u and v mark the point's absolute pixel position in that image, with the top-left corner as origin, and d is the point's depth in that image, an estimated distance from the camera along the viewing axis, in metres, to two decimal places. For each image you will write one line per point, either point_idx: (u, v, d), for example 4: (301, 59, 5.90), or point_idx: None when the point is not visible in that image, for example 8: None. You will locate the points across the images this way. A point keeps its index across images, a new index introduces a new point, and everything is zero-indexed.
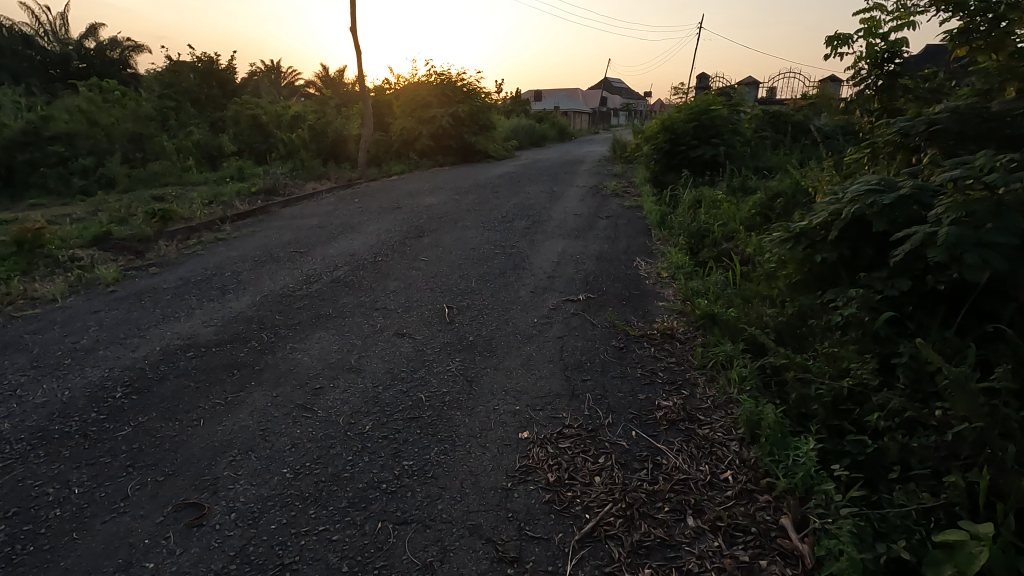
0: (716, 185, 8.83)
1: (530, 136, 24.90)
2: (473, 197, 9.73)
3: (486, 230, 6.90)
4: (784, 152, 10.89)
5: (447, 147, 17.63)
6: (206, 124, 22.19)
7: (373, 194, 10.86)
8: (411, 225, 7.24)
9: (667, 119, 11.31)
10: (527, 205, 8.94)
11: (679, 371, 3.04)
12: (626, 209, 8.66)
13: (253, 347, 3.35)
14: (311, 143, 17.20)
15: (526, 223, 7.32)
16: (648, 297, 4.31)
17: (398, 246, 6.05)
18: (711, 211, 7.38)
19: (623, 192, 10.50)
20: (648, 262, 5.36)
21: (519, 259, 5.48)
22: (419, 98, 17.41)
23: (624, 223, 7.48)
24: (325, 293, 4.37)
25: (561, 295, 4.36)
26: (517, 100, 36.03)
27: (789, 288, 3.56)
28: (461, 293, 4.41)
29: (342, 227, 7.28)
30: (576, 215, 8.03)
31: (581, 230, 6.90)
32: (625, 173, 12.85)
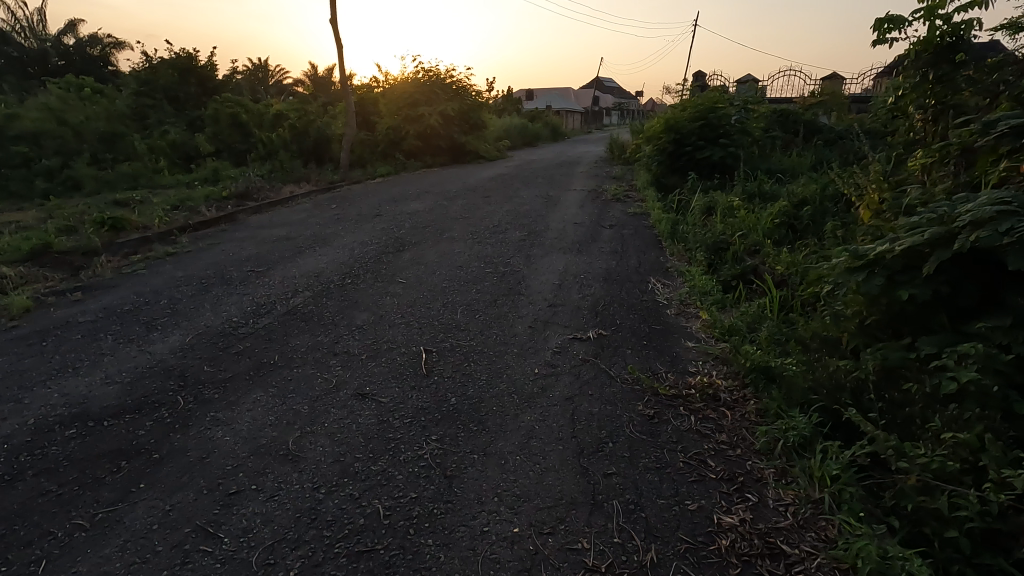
0: (728, 191, 8.07)
1: (522, 136, 24.07)
2: (462, 203, 8.89)
3: (476, 242, 6.09)
4: (796, 153, 10.16)
5: (435, 147, 16.76)
6: (183, 122, 21.13)
7: (352, 199, 9.98)
8: (390, 237, 6.38)
9: (671, 118, 10.54)
10: (521, 212, 8.10)
11: (734, 459, 2.24)
12: (630, 216, 7.88)
13: (161, 417, 2.52)
14: (292, 143, 16.29)
15: (520, 234, 6.50)
16: (675, 334, 3.52)
17: (373, 264, 5.21)
18: (727, 219, 6.62)
19: (624, 197, 9.71)
20: (666, 284, 4.57)
21: (513, 281, 4.66)
22: (405, 96, 16.51)
23: (630, 233, 6.69)
24: (274, 331, 3.52)
25: (567, 332, 3.56)
26: (509, 99, 35.07)
27: (863, 332, 2.80)
28: (444, 330, 3.59)
29: (311, 240, 6.40)
30: (576, 223, 7.22)
31: (583, 243, 6.10)
32: (625, 176, 12.07)
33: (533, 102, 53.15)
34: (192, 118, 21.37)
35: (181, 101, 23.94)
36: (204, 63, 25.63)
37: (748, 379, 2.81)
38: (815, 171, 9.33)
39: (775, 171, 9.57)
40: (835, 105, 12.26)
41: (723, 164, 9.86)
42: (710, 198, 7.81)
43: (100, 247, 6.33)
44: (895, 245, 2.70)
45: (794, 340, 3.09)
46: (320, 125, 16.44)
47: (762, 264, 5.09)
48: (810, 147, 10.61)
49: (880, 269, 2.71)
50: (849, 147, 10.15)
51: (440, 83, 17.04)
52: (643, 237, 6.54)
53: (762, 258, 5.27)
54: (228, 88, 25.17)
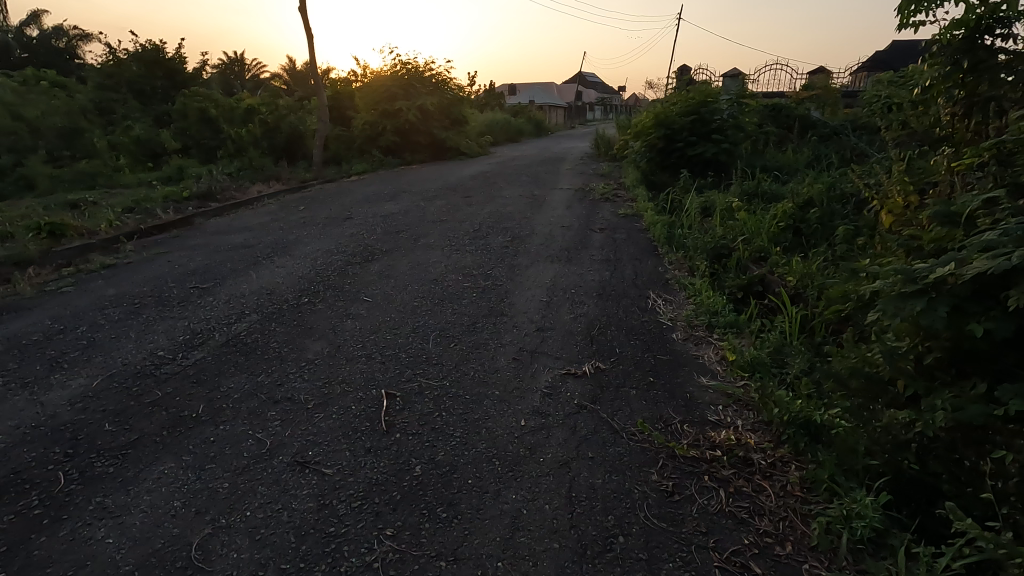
0: (723, 191, 7.59)
1: (505, 132, 23.43)
2: (441, 204, 8.30)
3: (453, 250, 5.51)
4: (791, 149, 9.72)
5: (414, 143, 16.07)
6: (149, 118, 20.13)
7: (323, 200, 9.30)
8: (359, 245, 5.77)
9: (661, 112, 10.03)
10: (504, 214, 7.53)
11: (784, 562, 1.74)
12: (620, 218, 7.36)
13: (30, 505, 1.93)
14: (263, 139, 15.50)
15: (503, 240, 5.93)
16: (685, 367, 3.00)
17: (336, 278, 4.61)
18: (726, 222, 6.13)
19: (613, 196, 9.18)
20: (667, 300, 4.06)
21: (495, 298, 4.10)
22: (382, 90, 15.78)
23: (623, 237, 6.17)
24: (205, 369, 2.92)
25: (559, 365, 3.02)
26: (492, 94, 34.35)
27: (920, 374, 2.30)
28: (412, 364, 3.02)
29: (270, 248, 5.76)
30: (564, 227, 6.68)
31: (572, 250, 5.55)
32: (612, 173, 11.55)
33: (517, 97, 52.45)
34: (158, 113, 20.35)
35: (147, 96, 22.86)
36: (172, 55, 24.51)
37: (783, 433, 2.31)
38: (812, 168, 8.89)
39: (770, 168, 9.12)
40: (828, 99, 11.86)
41: (716, 162, 9.39)
42: (705, 198, 7.31)
43: (32, 258, 5.62)
44: (960, 269, 2.20)
45: (830, 378, 2.58)
46: (292, 120, 15.65)
47: (770, 274, 4.61)
48: (805, 143, 10.18)
49: (942, 297, 2.20)
50: (845, 143, 9.73)
51: (419, 76, 16.33)
52: (637, 242, 6.02)
53: (769, 268, 4.79)
54: (197, 81, 24.11)
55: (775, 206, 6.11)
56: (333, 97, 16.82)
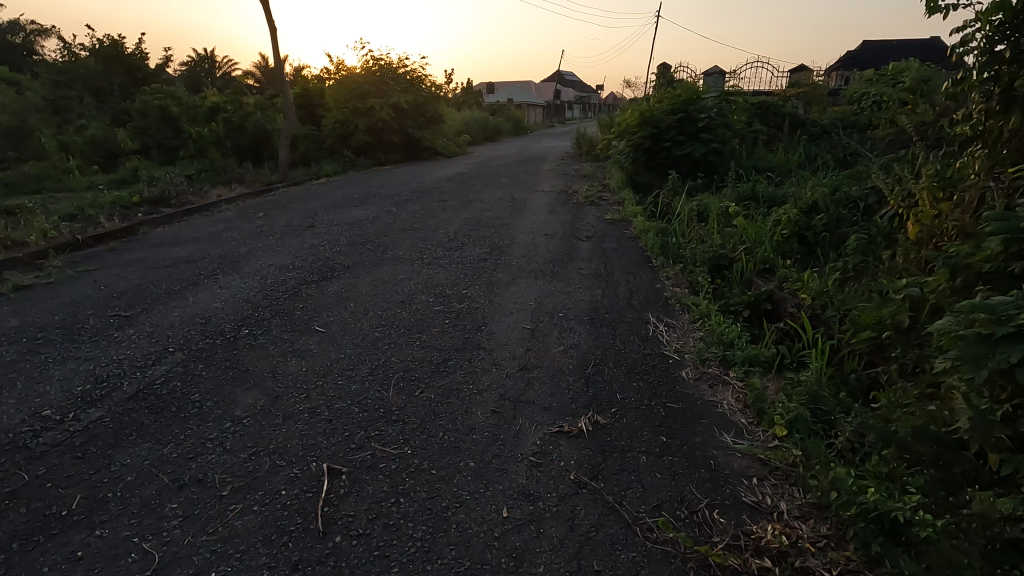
0: (715, 194, 7.12)
1: (483, 131, 22.79)
2: (414, 210, 7.68)
3: (424, 265, 4.91)
4: (781, 149, 9.31)
5: (387, 143, 15.36)
6: (107, 117, 19.04)
7: (285, 204, 8.59)
8: (318, 259, 5.13)
9: (646, 110, 9.53)
10: (481, 220, 6.95)
11: None
12: (607, 224, 6.83)
13: None
14: (227, 139, 14.64)
15: (480, 252, 5.35)
16: (702, 420, 2.47)
17: (286, 301, 3.97)
18: (723, 229, 5.63)
19: (598, 199, 8.66)
20: (670, 326, 3.52)
21: (471, 327, 3.51)
22: (353, 86, 15.02)
23: (612, 246, 5.64)
24: (96, 437, 2.28)
25: (547, 420, 2.45)
26: (469, 92, 33.71)
27: (1015, 444, 1.78)
28: (366, 423, 2.43)
29: (217, 263, 5.09)
30: (547, 234, 6.13)
31: (557, 263, 4.99)
32: (595, 174, 11.04)
33: (495, 96, 51.81)
34: (115, 111, 19.24)
35: (105, 93, 21.69)
36: (132, 51, 23.32)
37: (842, 524, 1.78)
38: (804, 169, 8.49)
39: (761, 169, 8.69)
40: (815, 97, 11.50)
41: (705, 162, 8.93)
42: (695, 202, 6.85)
43: None
44: None
45: (887, 441, 2.07)
46: (258, 119, 14.82)
47: (780, 290, 4.12)
48: (794, 142, 9.79)
49: None
50: (836, 142, 9.36)
51: (391, 72, 15.59)
52: (628, 251, 5.49)
53: (778, 283, 4.29)
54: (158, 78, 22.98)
55: (775, 212, 5.65)
56: (301, 95, 16.00)
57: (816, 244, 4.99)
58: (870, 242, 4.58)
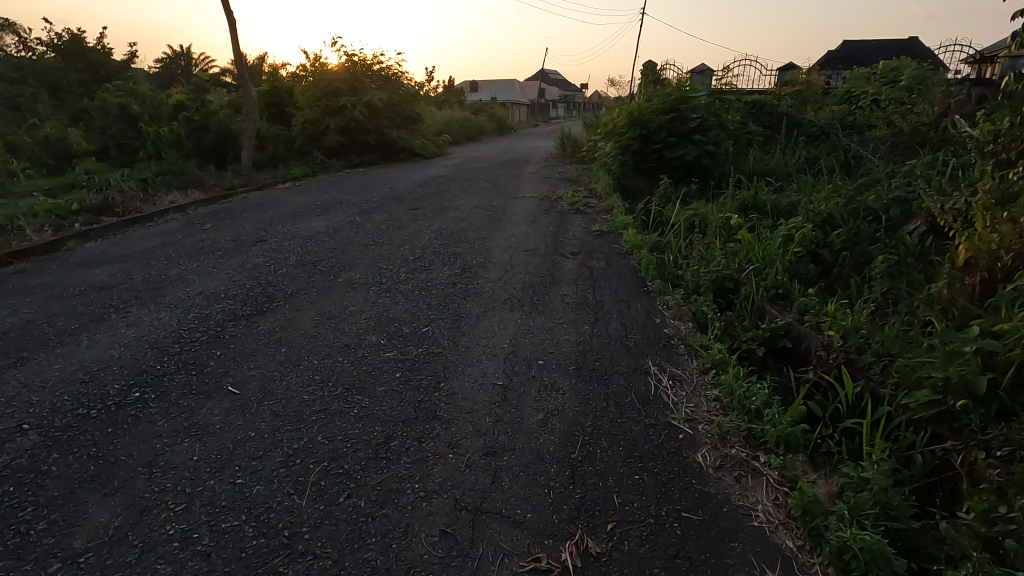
0: (713, 202, 6.49)
1: (464, 130, 22.01)
2: (382, 221, 6.94)
3: (382, 292, 4.18)
4: (778, 151, 8.72)
5: (361, 144, 14.54)
6: (65, 116, 17.96)
7: (240, 213, 7.79)
8: (259, 285, 4.39)
9: (634, 109, 8.87)
10: (454, 232, 6.23)
11: None
12: (595, 236, 6.16)
13: None
14: (189, 140, 13.73)
15: (449, 273, 4.63)
16: (730, 543, 1.80)
17: (204, 346, 3.23)
18: (726, 245, 4.99)
19: (584, 206, 7.99)
20: (675, 378, 2.86)
21: (428, 382, 2.81)
22: (323, 84, 14.16)
23: (600, 265, 4.96)
24: None
25: (518, 549, 1.77)
26: (451, 91, 32.89)
27: None
28: (261, 559, 1.72)
29: (137, 291, 4.32)
30: (527, 249, 5.43)
31: (538, 288, 4.30)
32: (581, 177, 10.36)
33: (478, 94, 51.00)
34: (75, 110, 18.17)
35: (64, 91, 20.57)
36: (95, 46, 22.18)
37: None
38: (804, 175, 7.90)
39: (759, 173, 8.08)
40: (811, 96, 10.93)
41: (698, 166, 8.31)
42: (691, 211, 6.21)
43: None
44: None
45: None
46: (222, 118, 13.91)
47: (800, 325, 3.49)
48: (791, 144, 9.20)
49: None
50: (836, 144, 8.78)
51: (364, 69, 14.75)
52: (619, 270, 4.83)
53: (796, 316, 3.66)
54: (122, 74, 21.85)
55: (783, 225, 5.02)
56: (269, 92, 15.10)
57: (832, 265, 4.37)
58: (898, 265, 3.97)
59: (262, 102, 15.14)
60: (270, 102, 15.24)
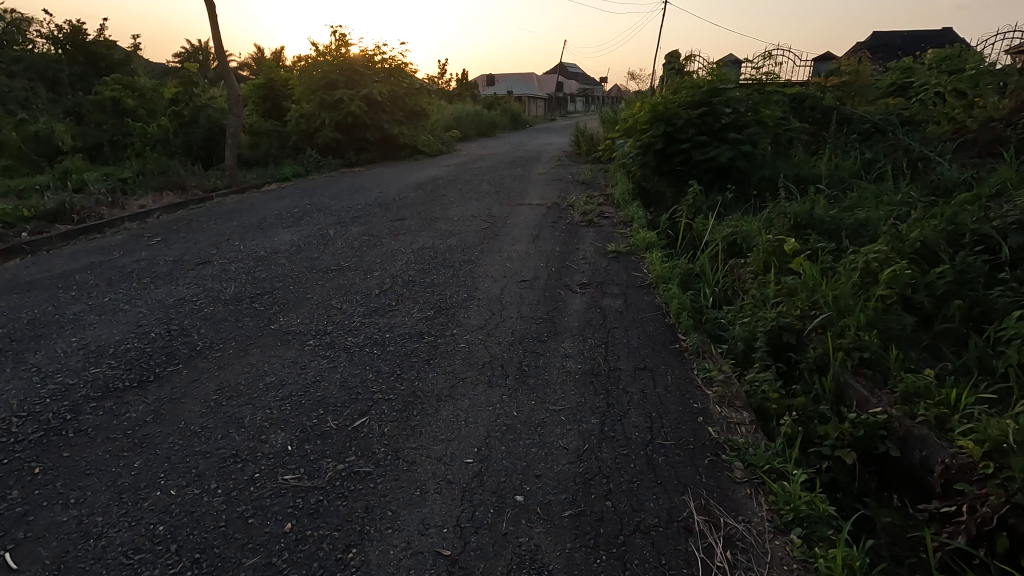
0: (756, 217, 5.33)
1: (474, 125, 20.83)
2: (358, 235, 5.91)
3: (321, 351, 3.11)
4: (827, 152, 7.48)
5: (360, 141, 13.51)
6: (59, 111, 17.22)
7: (202, 222, 6.81)
8: (166, 334, 3.35)
9: (659, 102, 7.66)
10: (440, 251, 5.17)
11: None
12: (611, 258, 5.03)
13: None
14: (176, 136, 12.83)
15: (417, 318, 3.57)
16: None
17: (24, 456, 2.19)
18: (781, 282, 3.85)
19: (598, 216, 6.87)
20: (734, 547, 1.76)
21: (332, 545, 1.76)
22: (319, 76, 13.11)
23: (615, 305, 3.84)
24: None
25: None
26: (464, 84, 31.70)
27: None
28: None
29: (7, 341, 3.31)
30: (525, 279, 4.36)
31: (531, 342, 3.21)
32: (596, 179, 9.21)
33: (495, 87, 49.73)
34: (69, 104, 17.43)
35: (62, 84, 19.84)
36: (94, 38, 21.43)
37: None
38: (861, 181, 6.67)
39: (805, 178, 6.86)
40: (861, 86, 9.57)
41: (733, 168, 7.12)
42: (730, 229, 5.06)
43: None
44: None
45: None
46: (212, 113, 12.99)
47: (910, 425, 2.40)
48: (841, 141, 7.93)
49: None
50: (896, 143, 7.49)
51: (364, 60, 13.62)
52: (641, 310, 3.72)
53: (898, 404, 2.55)
54: (122, 66, 21.08)
55: (857, 254, 3.85)
56: (263, 85, 14.13)
57: (934, 316, 3.22)
58: None
59: (256, 96, 14.19)
60: (265, 96, 14.28)
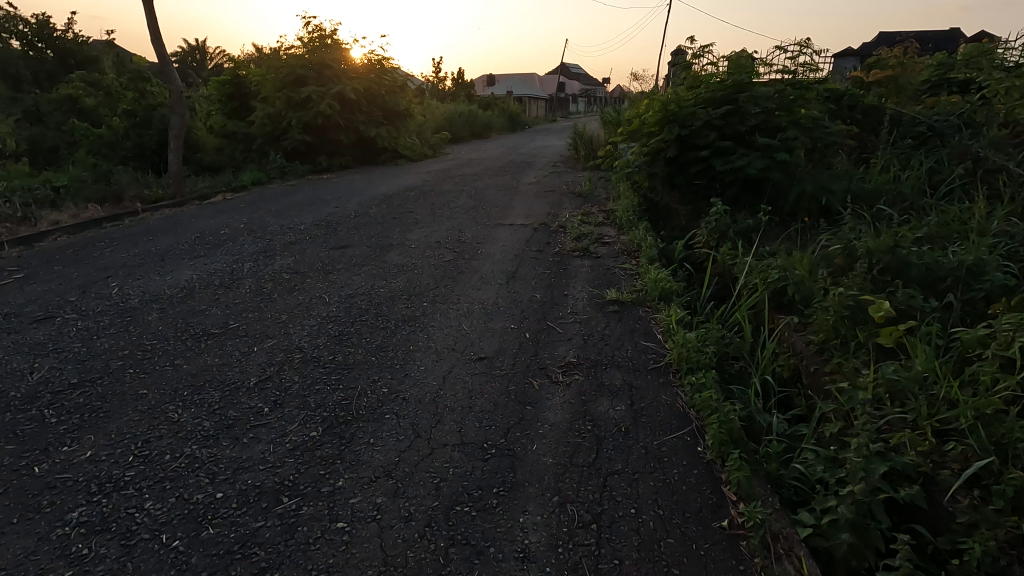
0: (810, 255, 3.92)
1: (466, 126, 19.43)
2: (280, 270, 4.51)
3: (85, 539, 1.72)
4: (878, 161, 6.09)
5: (333, 144, 12.11)
6: (14, 110, 15.85)
7: (99, 248, 5.44)
8: None
9: (671, 99, 6.24)
10: (376, 301, 3.78)
11: None
12: (611, 311, 3.63)
13: None
14: (126, 138, 11.44)
15: (288, 447, 2.18)
16: None
17: None
18: (878, 380, 2.45)
19: (596, 241, 5.48)
20: None
21: None
22: (286, 71, 11.70)
23: (615, 412, 2.45)
24: None
25: None
26: (461, 84, 30.25)
27: None
28: None
29: None
30: (483, 355, 2.97)
31: (461, 517, 1.84)
32: (595, 191, 7.80)
33: (495, 87, 48.34)
34: (26, 104, 16.06)
35: (22, 82, 18.33)
36: (63, 32, 20.06)
37: None
38: (929, 199, 5.26)
39: (857, 194, 5.45)
40: (910, 82, 8.07)
41: (765, 180, 5.73)
42: (775, 273, 3.68)
43: None
44: None
45: None
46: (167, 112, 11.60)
47: None
48: (894, 146, 6.49)
49: None
50: (965, 148, 6.06)
51: (337, 54, 12.16)
52: (657, 427, 2.34)
53: None
54: (94, 64, 19.70)
55: (995, 332, 2.47)
56: (228, 82, 12.75)
57: None
58: None
59: (220, 93, 12.81)
60: (230, 93, 12.91)
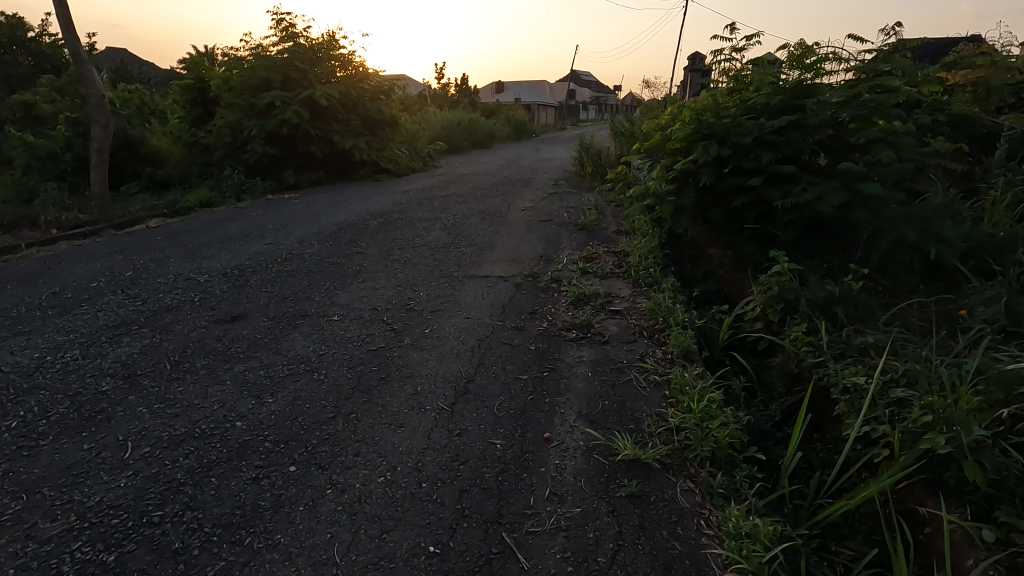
0: (974, 380, 2.27)
1: (467, 135, 17.86)
2: (112, 368, 2.92)
3: None
4: (996, 193, 4.39)
5: (303, 156, 10.58)
6: None
7: None
8: None
9: (709, 106, 4.59)
10: (206, 460, 2.14)
11: None
12: (627, 492, 2.00)
13: None
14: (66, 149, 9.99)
15: None
16: None
17: None
18: None
19: (603, 307, 3.85)
20: None
21: None
22: (248, 73, 10.19)
23: None
24: None
25: None
26: (466, 91, 28.71)
27: None
28: None
29: None
30: None
31: None
32: (603, 222, 6.17)
33: (503, 94, 46.82)
34: None
35: None
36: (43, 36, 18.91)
37: None
38: None
39: (979, 243, 3.78)
40: (1007, 83, 6.11)
41: (840, 221, 4.09)
42: (924, 423, 2.03)
43: None
44: None
45: None
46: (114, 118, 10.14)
47: None
48: (1011, 170, 4.77)
49: None
50: None
51: (310, 54, 10.61)
52: None
53: None
54: (70, 68, 18.19)
55: None
56: (192, 86, 11.32)
57: None
58: None
59: (183, 99, 11.36)
60: (194, 99, 11.47)
